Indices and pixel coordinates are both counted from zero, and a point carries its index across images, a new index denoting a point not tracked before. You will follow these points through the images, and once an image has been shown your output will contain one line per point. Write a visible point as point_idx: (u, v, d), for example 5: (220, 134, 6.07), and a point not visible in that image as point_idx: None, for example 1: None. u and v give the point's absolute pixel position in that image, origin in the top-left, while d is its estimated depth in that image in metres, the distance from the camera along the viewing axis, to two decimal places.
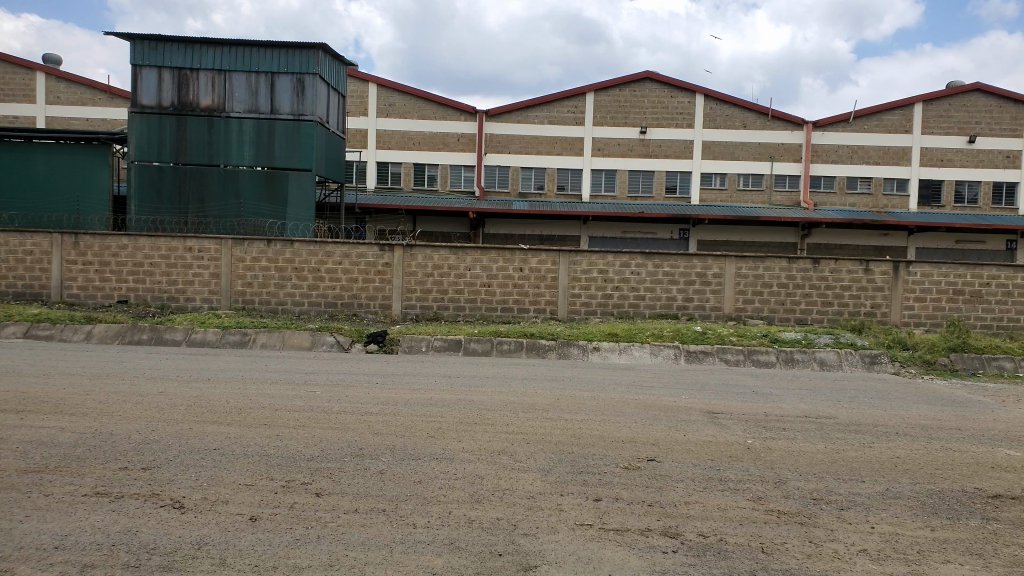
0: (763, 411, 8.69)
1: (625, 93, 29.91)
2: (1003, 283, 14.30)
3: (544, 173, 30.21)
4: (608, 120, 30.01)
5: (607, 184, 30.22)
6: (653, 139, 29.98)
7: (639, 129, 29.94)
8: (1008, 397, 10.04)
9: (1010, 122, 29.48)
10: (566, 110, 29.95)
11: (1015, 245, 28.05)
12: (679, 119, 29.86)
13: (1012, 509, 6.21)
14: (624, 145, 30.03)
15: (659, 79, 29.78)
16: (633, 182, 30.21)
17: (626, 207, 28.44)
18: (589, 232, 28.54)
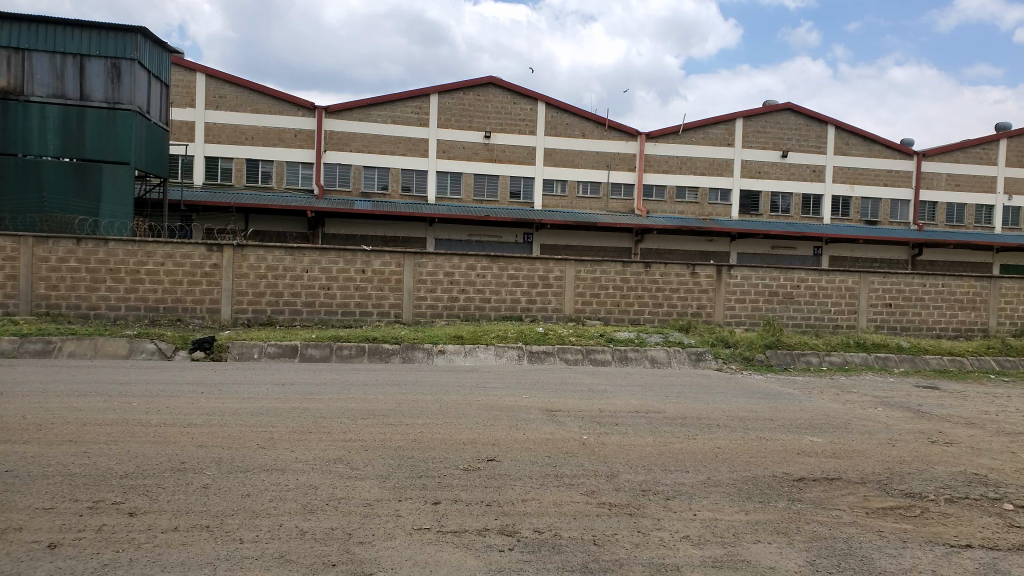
0: (598, 407, 9.03)
1: (469, 97, 30.20)
2: (810, 285, 15.76)
3: (387, 174, 29.85)
4: (453, 123, 30.19)
5: (453, 187, 30.38)
6: (497, 144, 30.47)
7: (484, 133, 30.32)
8: (813, 389, 11.06)
9: (816, 139, 32.54)
10: (409, 111, 29.76)
11: (819, 251, 30.71)
12: (523, 125, 30.53)
13: (814, 490, 6.85)
14: (469, 149, 30.31)
15: (502, 85, 30.30)
16: (478, 185, 30.55)
17: (471, 210, 28.68)
18: (435, 234, 28.54)
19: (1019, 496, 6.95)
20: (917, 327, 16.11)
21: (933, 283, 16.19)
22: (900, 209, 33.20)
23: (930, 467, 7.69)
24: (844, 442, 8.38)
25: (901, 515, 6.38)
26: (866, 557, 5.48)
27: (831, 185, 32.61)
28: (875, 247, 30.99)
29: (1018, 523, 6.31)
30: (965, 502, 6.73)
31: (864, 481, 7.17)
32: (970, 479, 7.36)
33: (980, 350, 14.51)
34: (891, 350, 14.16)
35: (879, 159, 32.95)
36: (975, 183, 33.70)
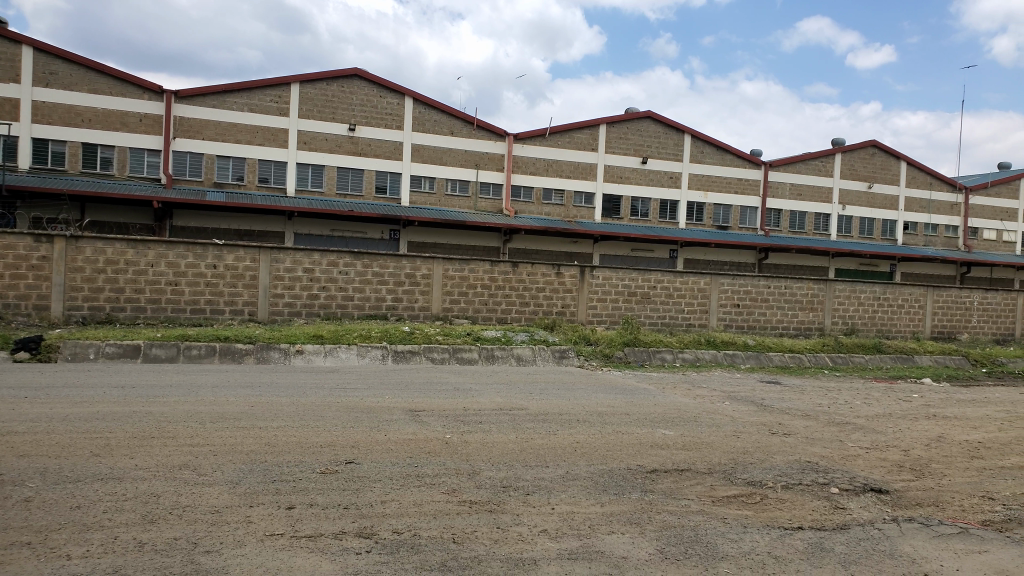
0: (462, 406, 9.04)
1: (332, 88, 29.46)
2: (666, 286, 16.53)
3: (244, 164, 28.54)
4: (315, 113, 29.34)
5: (314, 180, 29.48)
6: (361, 138, 29.90)
7: (348, 126, 29.66)
8: (667, 385, 11.64)
9: (674, 147, 34.20)
10: (268, 99, 28.63)
11: (675, 253, 32.30)
12: (389, 120, 30.15)
13: (665, 481, 7.18)
14: (333, 142, 29.57)
15: (367, 78, 29.78)
16: (341, 179, 29.83)
17: (335, 205, 27.98)
18: (294, 229, 27.63)
19: (845, 480, 7.60)
20: (761, 326, 17.27)
21: (776, 285, 17.39)
22: (748, 216, 35.49)
23: (770, 456, 8.26)
24: (693, 435, 8.83)
25: (743, 502, 6.80)
26: (710, 542, 5.79)
27: (687, 192, 34.39)
28: (725, 251, 32.96)
29: (843, 505, 6.90)
30: (798, 488, 7.28)
31: (712, 471, 7.60)
32: (804, 467, 7.96)
33: (816, 347, 15.75)
34: (738, 347, 15.10)
35: (730, 169, 35.08)
36: (814, 193, 36.51)
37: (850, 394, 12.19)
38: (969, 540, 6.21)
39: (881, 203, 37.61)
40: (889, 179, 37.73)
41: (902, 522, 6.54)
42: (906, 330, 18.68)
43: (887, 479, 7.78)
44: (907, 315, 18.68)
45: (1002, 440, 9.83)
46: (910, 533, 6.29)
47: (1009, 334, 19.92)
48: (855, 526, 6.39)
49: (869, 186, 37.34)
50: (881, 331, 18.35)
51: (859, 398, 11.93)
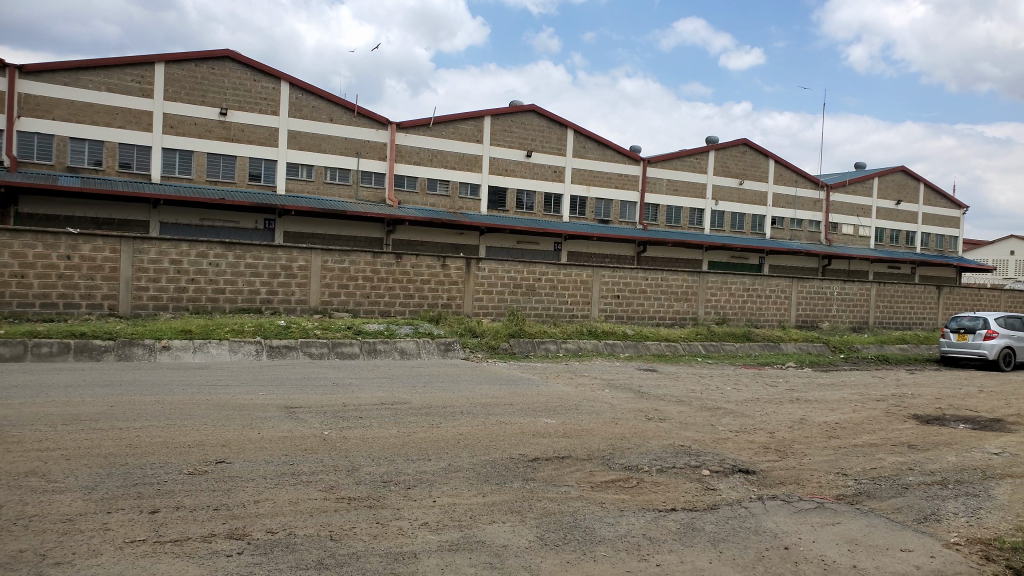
0: (340, 401, 8.83)
1: (202, 70, 28.08)
2: (550, 278, 16.81)
3: (102, 147, 26.79)
4: (183, 96, 27.82)
5: (182, 166, 28.01)
6: (234, 123, 28.63)
7: (219, 110, 28.33)
8: (550, 374, 11.86)
9: (557, 141, 34.76)
10: (129, 79, 26.94)
11: (559, 246, 32.90)
12: (264, 105, 29.03)
13: (546, 469, 7.30)
14: (203, 126, 28.16)
15: (240, 60, 28.56)
16: (212, 165, 28.49)
17: (205, 193, 26.70)
18: (159, 217, 26.21)
19: (715, 462, 7.98)
20: (640, 316, 17.89)
21: (654, 276, 18.04)
22: (629, 210, 36.64)
23: (646, 441, 8.56)
24: (574, 423, 9.02)
25: (620, 486, 7.02)
26: (589, 527, 5.93)
27: (570, 186, 35.09)
28: (607, 244, 33.89)
29: (713, 486, 7.25)
30: (672, 471, 7.58)
31: (590, 457, 7.79)
32: (677, 451, 8.29)
33: (690, 336, 16.49)
34: (618, 337, 15.57)
35: (612, 164, 36.06)
36: (691, 189, 38.12)
37: (721, 380, 12.84)
38: (824, 513, 6.67)
39: (751, 199, 39.73)
40: (759, 177, 39.90)
41: (766, 500, 6.93)
42: (773, 319, 19.86)
43: (753, 459, 8.25)
44: (774, 305, 19.84)
45: (855, 420, 10.63)
46: (773, 510, 6.69)
47: (864, 322, 21.55)
48: (724, 505, 6.72)
49: (740, 183, 39.35)
50: (751, 320, 19.43)
51: (730, 383, 12.58)
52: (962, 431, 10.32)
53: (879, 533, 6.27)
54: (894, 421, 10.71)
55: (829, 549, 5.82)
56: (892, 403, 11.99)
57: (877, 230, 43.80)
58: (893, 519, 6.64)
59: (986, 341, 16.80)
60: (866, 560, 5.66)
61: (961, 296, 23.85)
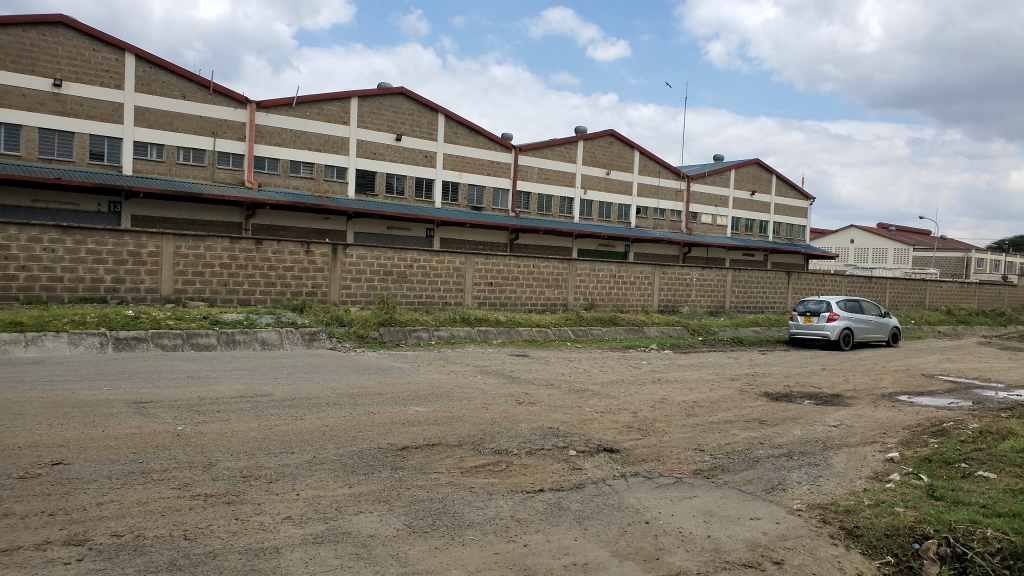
0: (195, 395, 8.39)
1: (31, 36, 25.77)
2: (422, 265, 16.68)
3: None
4: (7, 64, 25.45)
5: (9, 142, 25.67)
6: (70, 95, 26.43)
7: (53, 80, 26.06)
8: (422, 362, 11.81)
9: (428, 126, 34.37)
10: None
11: (431, 233, 32.72)
12: (105, 77, 26.94)
13: (415, 457, 7.25)
14: (34, 98, 25.85)
15: (75, 27, 26.41)
16: (45, 142, 26.24)
17: (40, 172, 24.58)
18: None
19: (581, 443, 8.21)
20: (512, 303, 18.13)
21: (526, 264, 18.30)
22: (500, 197, 36.94)
23: (515, 425, 8.68)
24: (445, 410, 9.02)
25: (489, 470, 7.08)
26: (457, 512, 5.96)
27: (441, 171, 34.87)
28: (479, 231, 34.04)
29: (579, 466, 7.45)
30: (540, 453, 7.73)
31: (461, 443, 7.81)
32: (546, 433, 8.47)
33: (561, 321, 16.88)
34: (491, 323, 15.69)
35: (482, 150, 36.13)
36: (560, 177, 38.89)
37: (590, 363, 13.24)
38: (682, 487, 7.03)
39: (618, 188, 41.09)
40: (624, 166, 41.29)
41: (628, 478, 7.21)
42: (638, 305, 20.68)
43: (617, 438, 8.55)
44: (639, 290, 20.67)
45: (711, 398, 11.25)
46: (635, 486, 6.97)
47: (720, 306, 22.86)
48: (589, 484, 6.93)
49: (606, 173, 40.59)
50: (617, 305, 20.15)
51: (596, 366, 13.00)
52: (805, 406, 11.16)
53: (730, 503, 6.66)
54: (747, 398, 11.44)
55: (686, 521, 6.13)
56: (744, 381, 12.81)
57: (733, 220, 46.48)
58: (744, 490, 7.09)
59: (828, 323, 18.26)
60: (719, 530, 6.00)
61: (807, 281, 25.77)
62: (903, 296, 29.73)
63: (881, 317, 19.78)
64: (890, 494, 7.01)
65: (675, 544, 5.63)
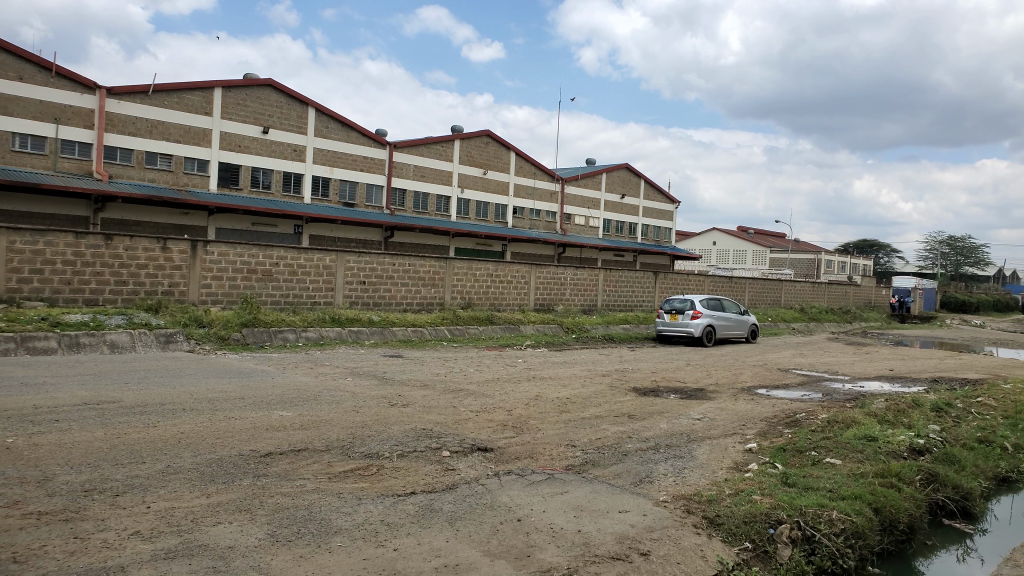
0: (30, 403, 7.69)
1: None
2: (289, 263, 16.12)
3: None
4: None
5: None
6: None
7: None
8: (288, 364, 11.39)
9: (297, 119, 32.70)
10: None
11: (300, 229, 31.57)
12: None
13: (279, 463, 6.95)
14: None
15: None
16: None
17: None
18: None
19: (455, 443, 8.17)
20: (386, 302, 17.85)
21: (400, 262, 18.07)
22: (374, 193, 35.61)
23: (386, 427, 8.52)
24: (312, 413, 8.73)
25: (359, 475, 6.90)
26: (324, 519, 5.75)
27: (312, 166, 33.27)
28: (352, 229, 33.20)
29: (451, 466, 7.40)
30: (412, 455, 7.61)
31: (329, 448, 7.57)
32: (418, 434, 8.36)
33: (437, 321, 16.79)
34: (363, 324, 15.39)
35: (356, 146, 34.79)
36: (436, 176, 38.39)
37: (464, 362, 13.24)
38: (553, 484, 7.12)
39: (494, 188, 41.32)
40: (500, 167, 41.53)
41: (501, 476, 7.23)
42: (514, 304, 20.91)
43: (491, 437, 8.57)
44: (514, 290, 20.88)
45: (583, 394, 11.50)
46: (507, 484, 6.99)
47: (593, 305, 23.49)
48: (462, 484, 6.89)
49: (483, 172, 40.68)
50: (493, 304, 20.26)
51: (471, 365, 13.00)
52: (671, 401, 11.63)
53: (600, 497, 6.82)
54: (617, 394, 11.79)
55: (557, 517, 6.20)
56: (614, 377, 13.21)
57: (605, 222, 47.97)
58: (613, 484, 7.27)
59: (692, 320, 19.16)
60: (589, 524, 6.11)
61: (674, 280, 26.95)
62: (762, 295, 31.70)
63: (741, 315, 20.94)
64: (749, 483, 7.39)
65: (546, 540, 5.68)
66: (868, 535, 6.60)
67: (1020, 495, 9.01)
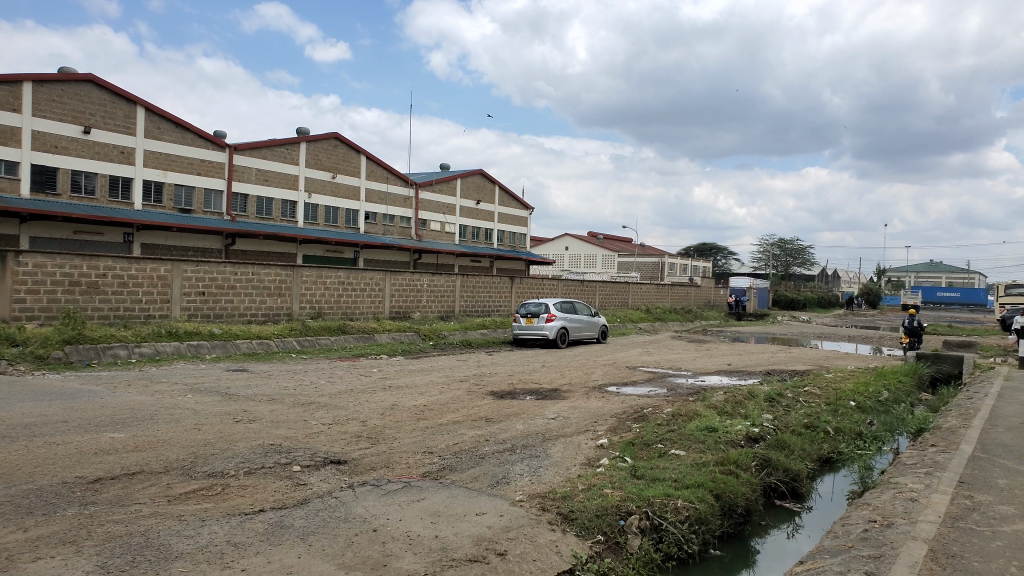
0: None
1: None
2: (118, 274, 14.96)
3: None
4: None
5: None
6: None
7: None
8: (119, 383, 10.58)
9: (124, 118, 30.45)
10: None
11: (129, 238, 29.38)
12: None
13: (111, 489, 6.45)
14: None
15: None
16: None
17: None
18: None
19: (306, 457, 7.91)
20: (229, 314, 17.03)
21: (243, 271, 17.33)
22: (214, 199, 33.65)
23: (232, 445, 8.11)
24: (148, 434, 8.16)
25: (202, 495, 6.52)
26: (163, 544, 5.39)
27: (142, 170, 31.03)
28: (189, 236, 31.29)
29: (303, 481, 7.17)
30: (260, 472, 7.30)
31: (168, 469, 7.11)
32: (266, 450, 8.03)
33: (285, 332, 16.24)
34: (203, 337, 14.61)
35: (193, 149, 32.84)
36: (283, 180, 36.85)
37: (315, 374, 12.88)
38: (410, 492, 7.06)
39: (345, 194, 40.37)
40: (351, 172, 40.61)
41: (356, 488, 7.09)
42: (368, 312, 20.58)
43: (345, 449, 8.38)
44: (367, 298, 20.55)
45: (440, 401, 11.50)
46: (362, 496, 6.86)
47: (450, 311, 23.56)
48: (314, 498, 6.69)
49: (333, 177, 39.56)
50: (346, 313, 19.85)
51: (324, 377, 12.65)
52: (527, 402, 11.88)
53: (457, 502, 6.84)
54: (474, 398, 11.88)
55: (414, 525, 6.16)
56: (471, 382, 13.31)
57: (460, 228, 48.27)
58: (470, 487, 7.32)
59: (547, 323, 19.66)
60: (445, 529, 6.12)
61: (529, 285, 27.55)
62: (611, 297, 33.06)
63: (592, 316, 21.73)
64: (601, 478, 7.68)
65: (403, 548, 5.63)
66: (710, 520, 7.05)
67: (838, 474, 9.95)
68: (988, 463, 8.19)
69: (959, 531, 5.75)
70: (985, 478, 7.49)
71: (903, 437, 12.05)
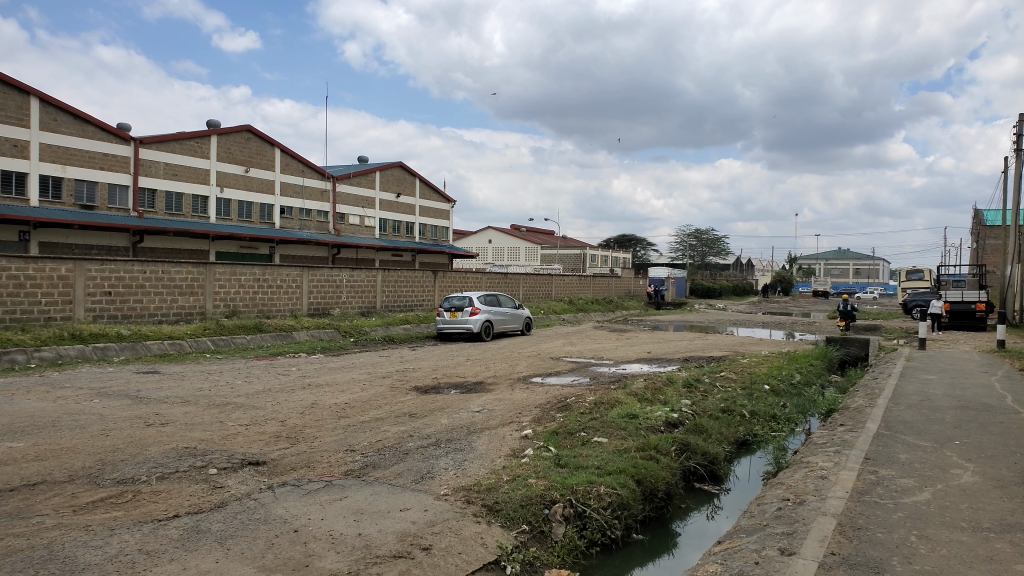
0: None
1: None
2: (14, 275, 14.12)
3: None
4: None
5: None
6: None
7: None
8: (17, 390, 10.01)
9: (16, 110, 28.73)
10: None
11: (26, 236, 27.78)
12: None
13: (11, 502, 6.11)
14: None
15: None
16: None
17: None
18: None
19: (223, 460, 7.69)
20: (138, 314, 16.35)
21: (151, 269, 16.66)
22: (119, 195, 32.15)
23: (143, 450, 7.80)
24: (50, 442, 7.76)
25: (111, 504, 6.26)
26: (68, 556, 5.15)
27: (38, 164, 29.38)
28: (93, 234, 29.81)
29: (220, 484, 6.98)
30: (174, 476, 7.06)
31: (73, 478, 6.80)
32: (180, 454, 7.77)
33: (198, 331, 15.71)
34: (110, 338, 14.00)
35: (94, 142, 31.28)
36: (193, 174, 35.51)
37: (231, 374, 12.53)
38: (331, 490, 6.96)
39: (260, 188, 39.23)
40: (265, 165, 39.49)
41: (275, 489, 6.94)
42: (285, 309, 20.12)
43: (264, 450, 8.19)
44: (284, 294, 20.09)
45: (363, 398, 11.36)
46: (283, 496, 6.73)
47: (371, 306, 23.28)
48: (232, 501, 6.52)
49: (246, 171, 38.35)
50: (262, 310, 19.34)
51: (240, 377, 12.29)
52: (451, 396, 11.86)
53: (380, 499, 6.79)
54: (398, 394, 11.79)
55: (336, 524, 6.08)
56: (395, 378, 13.20)
57: (381, 221, 47.68)
58: (394, 484, 7.27)
59: (471, 317, 19.69)
60: (368, 526, 6.07)
61: (453, 278, 27.50)
62: (535, 289, 33.35)
63: (515, 308, 21.87)
64: (525, 468, 7.77)
65: (325, 548, 5.56)
66: (632, 505, 7.23)
67: (753, 456, 10.35)
68: (891, 440, 8.68)
69: (865, 505, 6.08)
70: (889, 454, 7.95)
71: (814, 418, 12.62)
